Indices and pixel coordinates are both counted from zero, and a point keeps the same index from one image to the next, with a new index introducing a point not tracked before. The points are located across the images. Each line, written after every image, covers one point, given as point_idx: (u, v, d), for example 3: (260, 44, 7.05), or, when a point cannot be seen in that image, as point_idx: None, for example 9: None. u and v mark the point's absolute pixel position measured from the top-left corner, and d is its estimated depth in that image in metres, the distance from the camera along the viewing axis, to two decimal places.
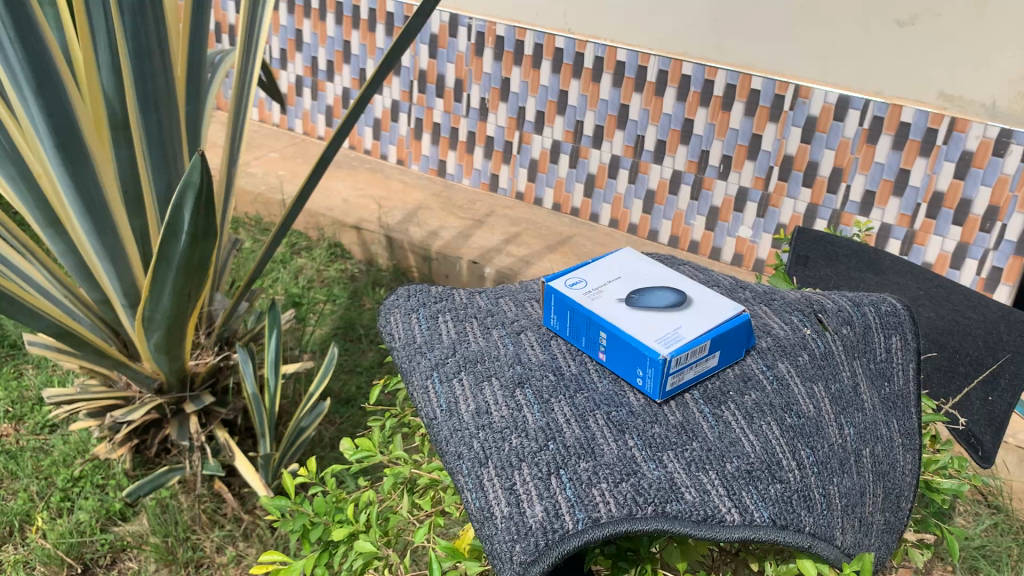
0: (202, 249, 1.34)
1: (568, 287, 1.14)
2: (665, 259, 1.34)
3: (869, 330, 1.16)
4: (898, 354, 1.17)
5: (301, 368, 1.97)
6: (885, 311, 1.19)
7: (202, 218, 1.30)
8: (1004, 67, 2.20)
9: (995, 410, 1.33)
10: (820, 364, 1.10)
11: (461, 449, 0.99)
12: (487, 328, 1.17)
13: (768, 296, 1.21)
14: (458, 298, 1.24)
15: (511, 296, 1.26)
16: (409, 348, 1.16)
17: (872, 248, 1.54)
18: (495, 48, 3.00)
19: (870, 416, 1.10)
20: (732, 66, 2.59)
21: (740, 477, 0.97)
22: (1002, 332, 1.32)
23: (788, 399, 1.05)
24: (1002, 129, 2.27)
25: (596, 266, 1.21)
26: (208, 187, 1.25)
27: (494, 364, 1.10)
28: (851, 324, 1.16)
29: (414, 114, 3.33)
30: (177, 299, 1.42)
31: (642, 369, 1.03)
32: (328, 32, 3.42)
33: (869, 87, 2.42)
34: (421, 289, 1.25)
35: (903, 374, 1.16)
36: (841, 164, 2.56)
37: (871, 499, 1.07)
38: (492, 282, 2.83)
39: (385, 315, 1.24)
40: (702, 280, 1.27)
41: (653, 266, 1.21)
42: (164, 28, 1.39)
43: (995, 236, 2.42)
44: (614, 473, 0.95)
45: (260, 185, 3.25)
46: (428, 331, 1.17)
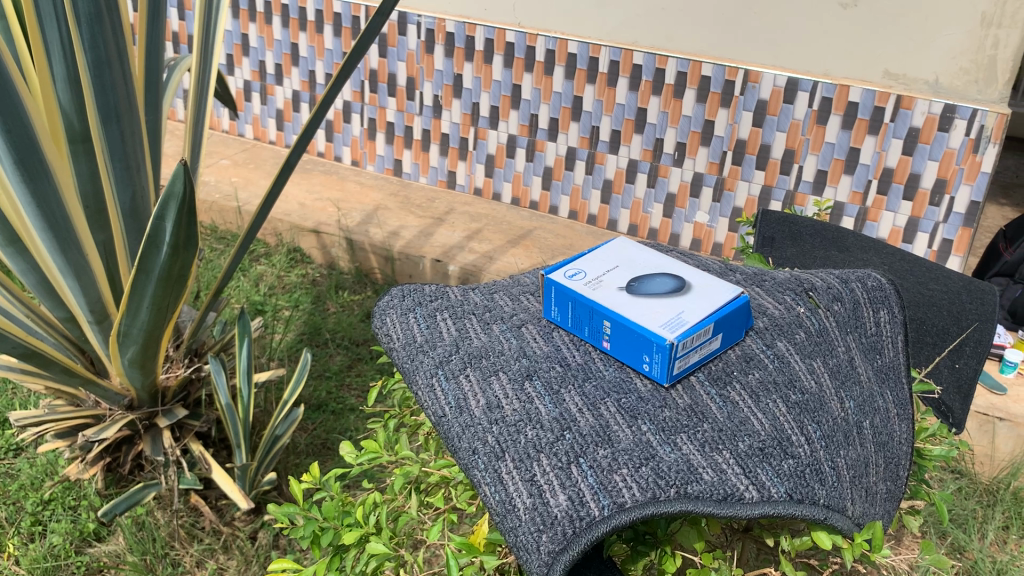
0: (183, 259, 1.32)
1: (568, 278, 1.15)
2: (651, 246, 1.36)
3: (858, 305, 1.19)
4: (887, 327, 1.20)
5: (273, 376, 1.95)
6: (872, 286, 1.22)
7: (184, 228, 1.28)
8: (945, 44, 2.26)
9: (963, 377, 1.37)
10: (816, 340, 1.12)
11: (475, 445, 1.00)
12: (486, 324, 1.18)
13: (759, 278, 1.23)
14: (454, 296, 1.24)
15: (504, 291, 1.27)
16: (409, 348, 1.16)
17: (835, 226, 1.57)
18: (445, 45, 3.00)
19: (867, 389, 1.12)
20: (683, 54, 2.62)
21: (753, 455, 0.98)
22: (964, 301, 1.38)
23: (790, 376, 1.07)
24: (946, 104, 2.33)
25: (593, 257, 1.22)
26: (191, 196, 1.24)
27: (499, 359, 1.11)
28: (841, 301, 1.18)
29: (366, 114, 3.31)
30: (155, 312, 1.40)
31: (648, 355, 1.04)
32: (274, 35, 3.38)
33: (816, 69, 2.47)
34: (415, 289, 1.25)
35: (893, 346, 1.19)
36: (793, 146, 2.60)
37: (874, 470, 1.09)
38: (457, 280, 2.83)
39: (381, 317, 1.24)
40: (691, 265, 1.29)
41: (647, 253, 1.23)
42: (122, 39, 1.37)
43: (944, 209, 2.48)
44: (633, 458, 0.96)
45: (213, 194, 3.20)
46: (427, 330, 1.17)
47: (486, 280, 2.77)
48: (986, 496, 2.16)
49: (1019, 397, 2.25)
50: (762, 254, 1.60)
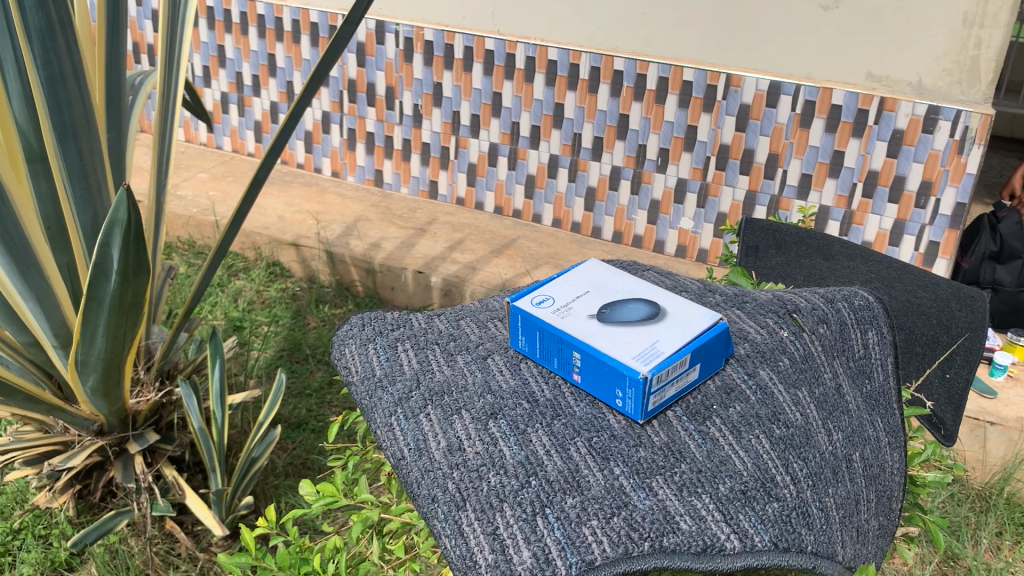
0: (135, 287, 1.28)
1: (535, 305, 1.11)
2: (627, 266, 1.32)
3: (845, 326, 1.15)
4: (876, 349, 1.17)
5: (249, 397, 1.90)
6: (859, 306, 1.18)
7: (133, 256, 1.24)
8: (928, 45, 2.24)
9: (954, 386, 1.31)
10: (801, 367, 1.08)
11: (435, 492, 0.96)
12: (451, 356, 1.14)
13: (739, 299, 1.20)
14: (417, 325, 1.21)
15: (471, 317, 1.23)
16: (368, 383, 1.12)
17: (821, 233, 1.53)
18: (424, 54, 2.96)
19: (857, 418, 1.08)
20: (664, 59, 2.59)
21: (735, 499, 0.94)
22: (955, 309, 1.34)
23: (774, 409, 1.03)
24: (930, 106, 2.31)
25: (562, 282, 1.18)
26: (137, 221, 1.20)
27: (462, 395, 1.07)
28: (827, 322, 1.14)
29: (346, 125, 3.26)
30: (112, 340, 1.35)
31: (621, 390, 1.00)
32: (251, 46, 3.34)
33: (799, 72, 2.44)
34: (377, 316, 1.22)
35: (883, 369, 1.16)
36: (777, 150, 2.57)
37: (865, 506, 1.05)
38: (439, 291, 2.78)
39: (339, 348, 1.20)
40: (668, 286, 1.25)
41: (621, 277, 1.19)
42: (78, 55, 1.32)
43: (930, 211, 2.45)
44: (604, 508, 0.91)
45: (190, 208, 3.14)
46: (388, 363, 1.14)
47: (468, 291, 2.73)
48: (979, 501, 2.12)
49: (1010, 401, 2.22)
50: (745, 267, 1.58)
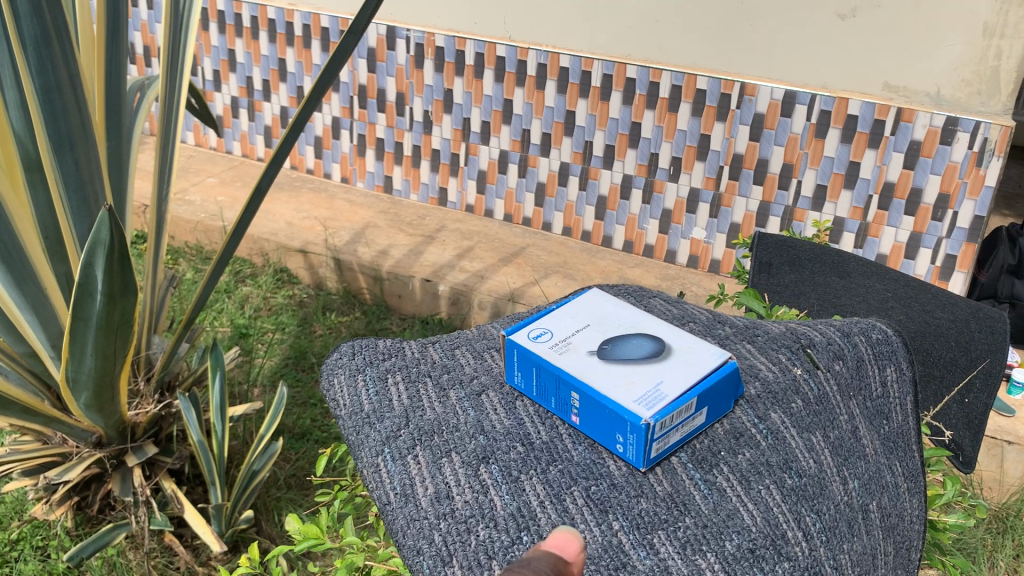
0: (122, 307, 1.27)
1: (532, 339, 1.08)
2: (631, 293, 1.29)
3: (862, 363, 1.13)
4: (894, 386, 1.14)
5: (250, 409, 1.87)
6: (877, 339, 1.16)
7: (118, 276, 1.23)
8: (946, 55, 2.20)
9: (973, 412, 1.28)
10: (816, 410, 1.06)
11: (421, 544, 0.93)
12: (443, 391, 1.10)
13: (751, 333, 1.17)
14: (410, 354, 1.17)
15: (466, 346, 1.20)
16: (356, 418, 1.09)
17: (835, 250, 1.48)
18: (435, 60, 2.93)
19: (873, 464, 1.05)
20: (677, 67, 2.55)
21: (742, 557, 0.89)
22: (974, 331, 1.29)
23: (786, 455, 1.00)
24: (948, 117, 2.26)
25: (561, 314, 1.14)
26: (119, 243, 1.19)
27: (453, 437, 1.03)
28: (842, 359, 1.12)
29: (356, 131, 3.23)
30: (101, 359, 1.34)
31: (622, 435, 0.96)
32: (261, 51, 3.32)
33: (814, 82, 2.40)
34: (367, 344, 1.18)
35: (901, 409, 1.13)
36: (791, 160, 2.53)
37: (884, 561, 0.99)
38: (447, 300, 2.75)
39: (328, 379, 1.17)
40: (676, 316, 1.22)
41: (623, 309, 1.15)
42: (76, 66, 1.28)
43: (947, 223, 2.41)
44: (602, 568, 0.88)
45: (198, 213, 3.12)
46: (376, 398, 1.10)
47: (476, 300, 2.69)
48: (996, 522, 2.08)
49: None
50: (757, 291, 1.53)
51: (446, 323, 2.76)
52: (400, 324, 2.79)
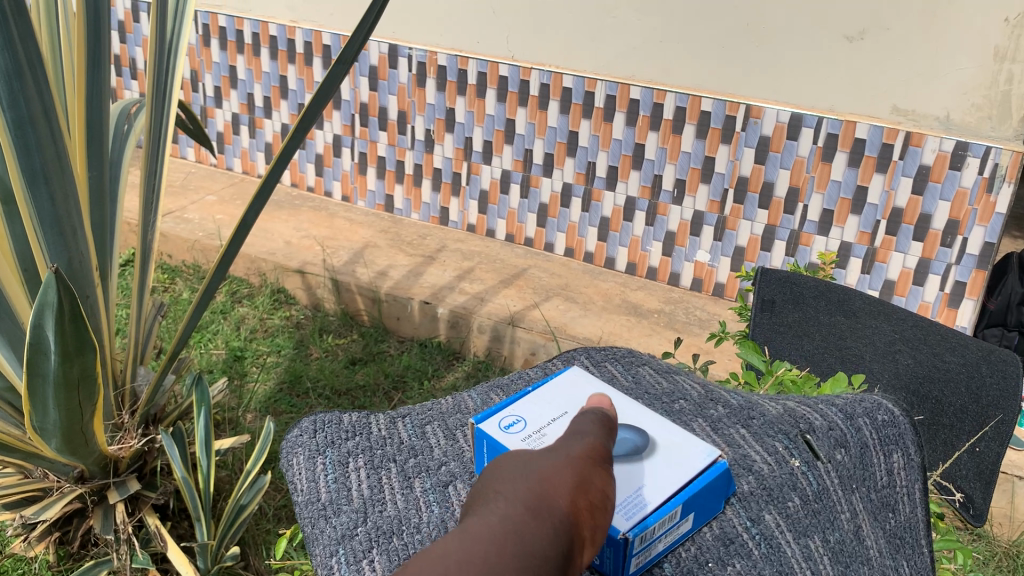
0: (79, 364, 1.26)
1: (504, 431, 0.96)
2: (621, 360, 1.24)
3: (866, 450, 1.06)
4: (901, 474, 1.06)
5: (239, 441, 1.82)
6: (882, 421, 1.09)
7: (71, 336, 1.22)
8: (957, 79, 2.15)
9: (985, 462, 1.23)
10: (814, 509, 0.98)
11: None
12: (407, 479, 1.05)
13: (746, 415, 1.11)
14: (375, 434, 1.13)
15: (438, 423, 1.16)
16: (314, 507, 1.06)
17: (841, 286, 1.42)
18: (437, 79, 2.89)
19: (877, 566, 0.97)
20: (682, 88, 2.50)
21: None
22: (985, 375, 1.24)
23: (781, 565, 0.92)
24: (958, 141, 2.21)
25: (538, 396, 1.02)
26: (70, 303, 1.19)
27: (413, 537, 0.97)
28: (845, 447, 1.05)
29: (357, 149, 3.19)
30: (66, 411, 1.32)
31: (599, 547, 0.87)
32: (262, 68, 3.29)
33: (821, 104, 2.35)
34: (331, 422, 1.17)
35: (909, 499, 1.05)
36: (797, 184, 2.48)
37: None
38: (446, 322, 2.69)
39: (287, 458, 1.15)
40: (668, 392, 1.17)
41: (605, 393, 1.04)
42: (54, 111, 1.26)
43: (957, 250, 2.35)
44: None
45: (196, 232, 3.08)
46: (335, 488, 1.06)
47: (475, 323, 2.63)
48: (1006, 560, 2.01)
49: None
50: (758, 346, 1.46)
51: (444, 347, 2.70)
52: (399, 347, 2.73)
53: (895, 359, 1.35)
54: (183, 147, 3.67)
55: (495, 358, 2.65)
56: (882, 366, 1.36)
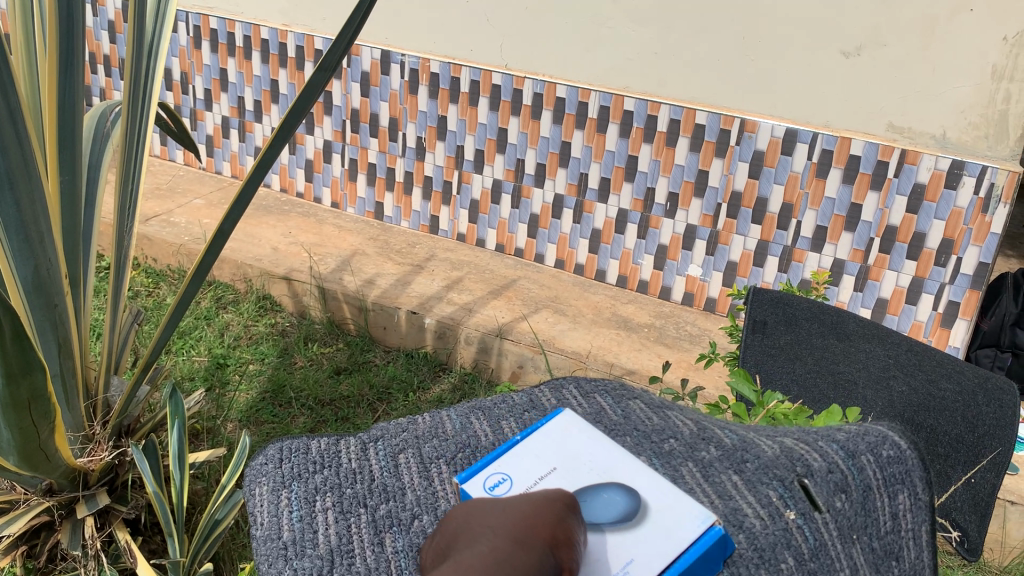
0: (26, 385, 1.23)
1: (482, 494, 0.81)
2: (616, 387, 1.02)
3: (869, 494, 0.87)
4: (907, 516, 0.88)
5: (215, 454, 1.77)
6: (888, 457, 0.90)
7: (14, 355, 1.20)
8: (954, 98, 2.13)
9: (980, 494, 1.20)
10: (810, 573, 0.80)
11: None
12: (378, 533, 0.85)
13: (737, 455, 0.90)
14: (345, 467, 0.93)
15: (414, 450, 0.94)
16: (272, 551, 0.86)
17: (833, 305, 1.38)
18: (429, 86, 2.86)
19: None
20: (676, 101, 2.47)
21: None
22: (981, 404, 1.21)
23: None
24: (954, 160, 2.19)
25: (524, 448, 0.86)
26: (11, 323, 1.16)
27: None
28: (846, 492, 0.86)
29: (347, 155, 3.15)
30: (19, 430, 1.29)
31: None
32: (254, 71, 3.25)
33: (816, 120, 2.32)
34: (297, 448, 0.97)
35: (914, 545, 0.88)
36: (791, 200, 2.45)
37: None
38: (433, 333, 2.64)
39: (250, 487, 0.96)
40: (652, 427, 0.95)
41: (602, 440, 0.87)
42: (20, 121, 1.20)
43: (951, 269, 2.32)
44: None
45: (182, 236, 3.03)
46: (299, 528, 0.87)
47: (463, 335, 2.59)
48: None
49: None
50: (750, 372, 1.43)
51: (431, 357, 2.65)
52: (385, 357, 2.68)
53: (889, 386, 1.31)
54: (172, 150, 3.62)
55: (482, 370, 2.60)
56: (875, 393, 1.32)
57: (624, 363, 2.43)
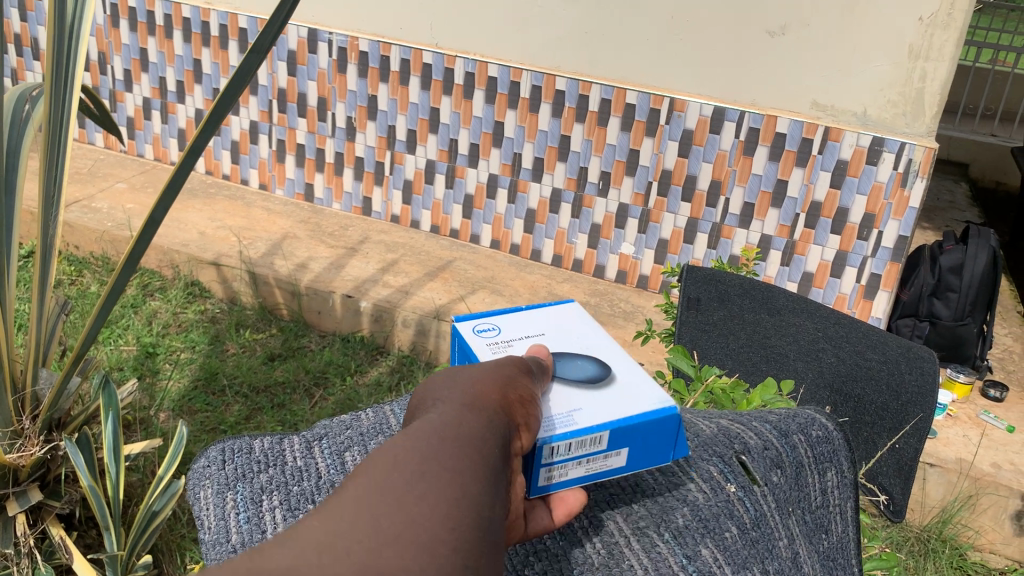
0: None
1: (475, 333, 0.88)
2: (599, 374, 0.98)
3: (801, 470, 0.91)
4: (833, 492, 0.94)
5: (150, 446, 1.74)
6: (816, 437, 0.95)
7: None
8: (874, 76, 2.20)
9: (903, 457, 1.29)
10: (752, 538, 0.81)
11: None
12: None
13: None
14: (290, 465, 0.89)
15: (360, 447, 0.91)
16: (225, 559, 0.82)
17: (763, 282, 1.43)
18: (359, 65, 2.82)
19: None
20: (607, 81, 2.50)
21: None
22: (905, 371, 1.29)
23: None
24: (874, 137, 2.26)
25: (519, 318, 0.93)
26: None
27: None
28: (780, 468, 0.89)
29: (275, 136, 3.09)
30: None
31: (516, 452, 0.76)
32: (175, 51, 3.16)
33: (743, 99, 2.37)
34: (240, 448, 0.92)
35: (840, 516, 0.94)
36: (719, 177, 2.49)
37: None
38: (369, 316, 2.62)
39: (193, 491, 0.91)
40: None
41: (591, 329, 0.93)
42: None
43: (872, 243, 2.40)
44: None
45: (105, 222, 2.94)
46: (247, 529, 0.84)
47: (400, 318, 2.57)
48: (918, 545, 2.07)
49: (947, 441, 2.19)
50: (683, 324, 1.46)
51: (368, 341, 2.63)
52: (320, 341, 2.66)
53: (820, 357, 1.35)
54: (91, 132, 3.50)
55: (420, 353, 2.59)
56: (807, 364, 1.36)
57: None
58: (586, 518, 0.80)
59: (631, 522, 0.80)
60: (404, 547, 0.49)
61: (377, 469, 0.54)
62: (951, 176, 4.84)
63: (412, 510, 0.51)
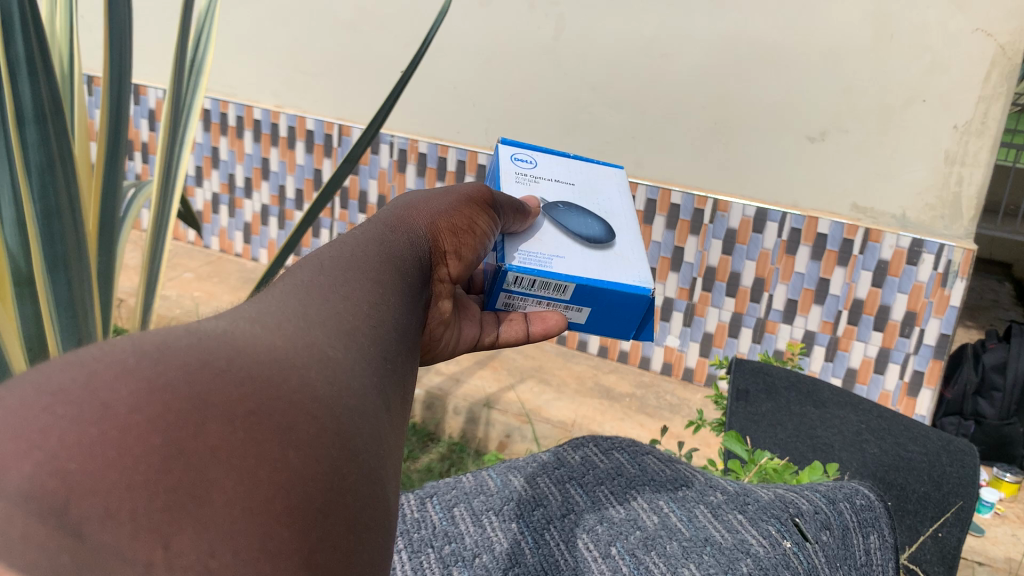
0: None
1: (516, 162, 1.31)
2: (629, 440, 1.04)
3: (848, 532, 0.91)
4: (877, 554, 0.93)
5: None
6: (860, 505, 0.96)
7: None
8: (910, 180, 2.31)
9: (947, 547, 1.27)
10: None
11: None
12: (446, 566, 0.85)
13: (740, 499, 0.90)
14: (409, 517, 0.92)
15: (465, 505, 0.94)
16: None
17: (808, 380, 1.60)
18: (418, 165, 2.98)
19: None
20: (653, 181, 2.62)
21: None
22: (945, 463, 1.39)
23: None
24: (913, 239, 2.35)
25: (561, 166, 1.35)
26: None
27: None
28: (831, 529, 0.88)
29: (336, 230, 3.26)
30: None
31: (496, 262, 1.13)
32: (245, 150, 3.36)
33: (785, 200, 2.48)
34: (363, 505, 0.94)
35: None
36: (763, 274, 2.60)
37: None
38: (421, 404, 2.72)
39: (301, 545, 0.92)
40: (634, 473, 0.98)
41: (613, 194, 1.32)
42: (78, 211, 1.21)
43: (915, 340, 2.46)
44: None
45: (174, 309, 3.12)
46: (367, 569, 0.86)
47: (451, 405, 2.67)
48: None
49: (996, 540, 2.21)
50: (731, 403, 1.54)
51: (420, 428, 2.71)
52: None
53: (862, 448, 1.43)
54: None
55: (469, 440, 2.65)
56: (851, 454, 1.41)
57: (607, 432, 2.51)
58: (660, 566, 0.81)
59: (703, 569, 0.79)
60: (326, 331, 0.58)
61: (307, 270, 0.68)
62: (994, 275, 4.91)
63: (338, 302, 0.63)
